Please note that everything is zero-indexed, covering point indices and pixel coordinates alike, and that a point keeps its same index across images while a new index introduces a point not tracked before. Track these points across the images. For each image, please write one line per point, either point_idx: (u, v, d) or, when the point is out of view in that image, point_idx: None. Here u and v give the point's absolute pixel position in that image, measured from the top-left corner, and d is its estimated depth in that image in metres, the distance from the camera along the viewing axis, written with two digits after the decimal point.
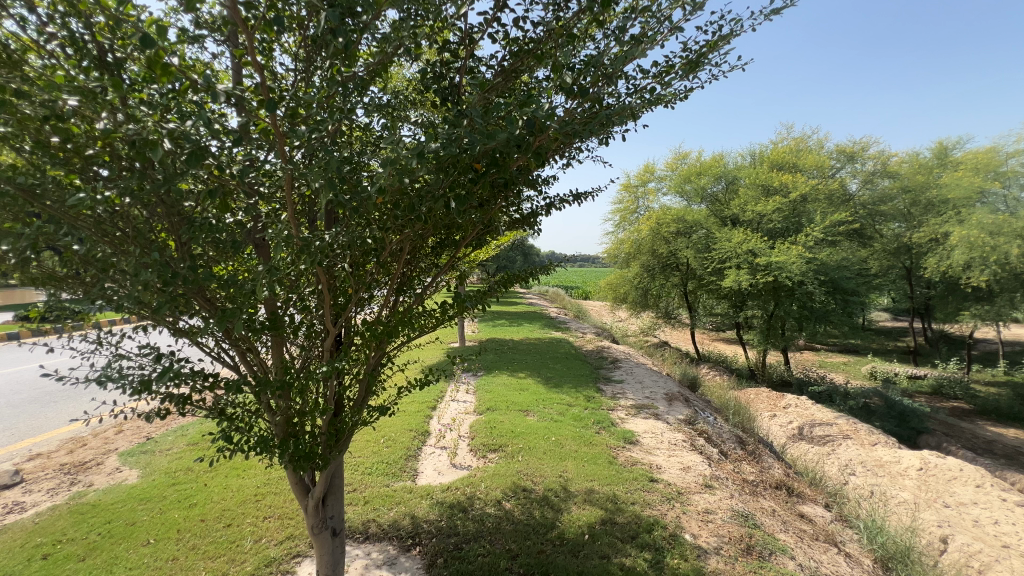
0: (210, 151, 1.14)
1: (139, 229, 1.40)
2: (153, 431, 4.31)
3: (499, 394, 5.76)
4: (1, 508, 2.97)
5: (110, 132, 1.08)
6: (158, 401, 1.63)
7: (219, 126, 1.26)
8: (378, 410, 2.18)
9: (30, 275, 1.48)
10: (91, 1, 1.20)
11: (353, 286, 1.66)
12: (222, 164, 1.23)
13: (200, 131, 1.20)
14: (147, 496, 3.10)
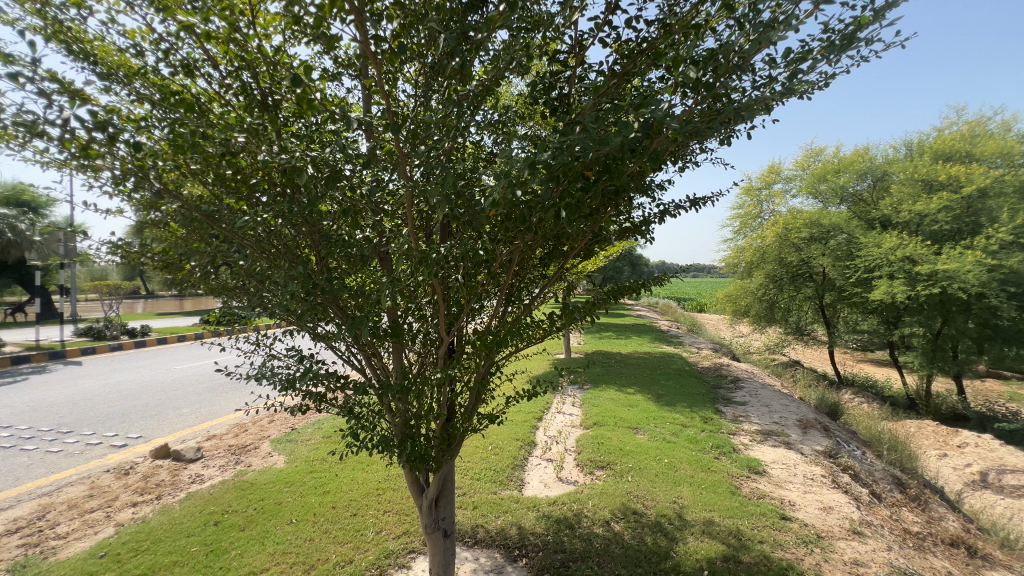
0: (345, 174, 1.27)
1: (290, 247, 1.61)
2: (297, 423, 4.93)
3: (606, 409, 5.58)
4: (187, 478, 3.61)
5: (268, 162, 1.26)
6: (301, 397, 1.85)
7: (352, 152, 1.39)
8: (487, 418, 2.22)
9: (209, 286, 1.77)
10: (258, 54, 1.40)
11: (465, 296, 1.72)
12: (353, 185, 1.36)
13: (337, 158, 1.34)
14: (291, 480, 3.53)
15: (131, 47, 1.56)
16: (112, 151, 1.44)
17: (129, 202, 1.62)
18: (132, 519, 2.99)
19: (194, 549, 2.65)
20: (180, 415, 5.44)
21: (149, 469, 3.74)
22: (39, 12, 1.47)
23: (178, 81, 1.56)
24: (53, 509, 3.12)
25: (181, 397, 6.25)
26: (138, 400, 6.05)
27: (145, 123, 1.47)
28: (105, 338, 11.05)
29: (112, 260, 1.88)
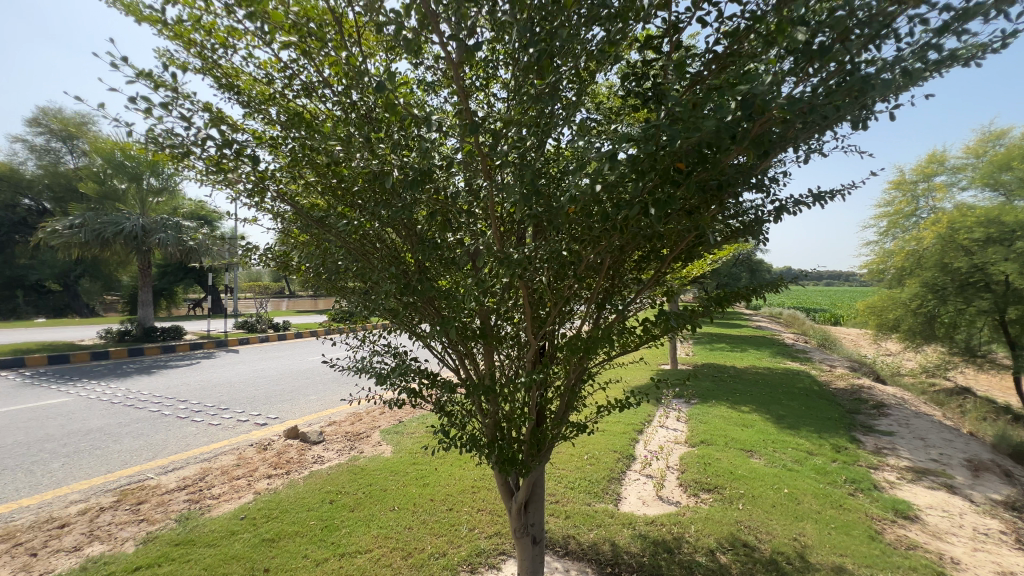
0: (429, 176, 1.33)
1: (390, 251, 1.73)
2: (404, 416, 5.29)
3: (715, 428, 5.13)
4: (311, 458, 4.06)
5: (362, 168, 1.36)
6: (399, 392, 1.97)
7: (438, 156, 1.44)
8: (578, 427, 2.15)
9: (323, 285, 1.98)
10: (359, 71, 1.50)
11: (552, 299, 1.68)
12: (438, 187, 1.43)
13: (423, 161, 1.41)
14: (396, 469, 3.79)
15: (265, 77, 1.79)
16: (240, 166, 1.67)
17: (262, 212, 1.88)
18: (267, 489, 3.44)
19: (312, 522, 2.96)
20: (309, 401, 6.16)
21: (282, 447, 4.28)
22: (199, 53, 1.75)
23: (300, 103, 1.75)
24: (210, 473, 3.71)
25: (311, 385, 7.07)
26: (278, 386, 6.98)
27: (270, 141, 1.67)
28: (257, 331, 12.97)
29: (258, 262, 2.20)
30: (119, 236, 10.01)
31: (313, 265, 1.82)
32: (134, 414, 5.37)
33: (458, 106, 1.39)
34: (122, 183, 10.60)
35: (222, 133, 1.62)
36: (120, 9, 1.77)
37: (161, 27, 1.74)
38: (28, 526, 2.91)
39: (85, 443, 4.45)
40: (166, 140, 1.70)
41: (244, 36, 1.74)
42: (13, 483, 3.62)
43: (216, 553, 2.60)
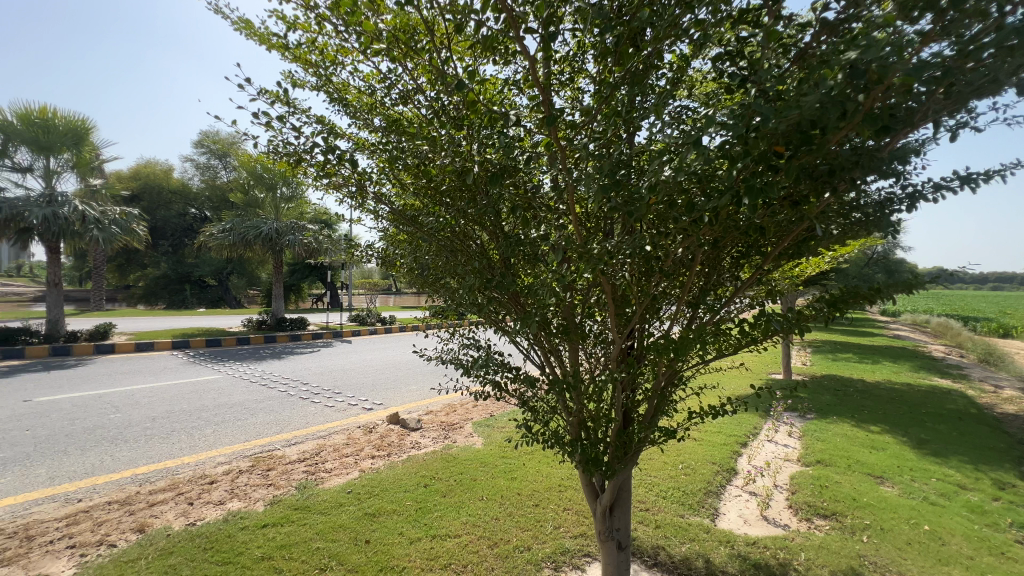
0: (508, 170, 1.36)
1: (478, 248, 1.80)
2: (495, 410, 5.44)
3: (834, 447, 4.55)
4: (409, 443, 4.35)
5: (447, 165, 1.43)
6: (484, 385, 2.05)
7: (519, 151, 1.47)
8: (668, 432, 2.04)
9: (417, 280, 2.12)
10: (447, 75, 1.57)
11: (638, 296, 1.62)
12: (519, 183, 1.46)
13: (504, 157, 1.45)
14: (485, 461, 3.91)
15: (367, 87, 1.95)
16: (341, 169, 1.84)
17: (364, 213, 2.06)
18: (370, 468, 3.75)
19: (407, 503, 3.17)
20: (409, 390, 6.61)
21: (385, 431, 4.65)
22: (313, 71, 1.96)
23: (397, 110, 1.88)
24: (324, 449, 4.15)
25: (411, 376, 7.58)
26: (383, 375, 7.59)
27: (368, 146, 1.82)
28: (367, 324, 14.23)
29: (364, 259, 2.43)
30: (259, 239, 11.62)
31: (408, 261, 1.96)
32: (267, 393, 6.19)
33: (537, 98, 1.40)
34: (262, 193, 12.29)
35: (326, 140, 1.80)
36: (253, 40, 2.06)
37: (285, 51, 1.99)
38: (187, 479, 3.50)
39: (230, 415, 5.23)
40: (282, 148, 1.94)
41: (351, 52, 1.91)
42: (178, 443, 4.37)
43: (326, 521, 2.90)
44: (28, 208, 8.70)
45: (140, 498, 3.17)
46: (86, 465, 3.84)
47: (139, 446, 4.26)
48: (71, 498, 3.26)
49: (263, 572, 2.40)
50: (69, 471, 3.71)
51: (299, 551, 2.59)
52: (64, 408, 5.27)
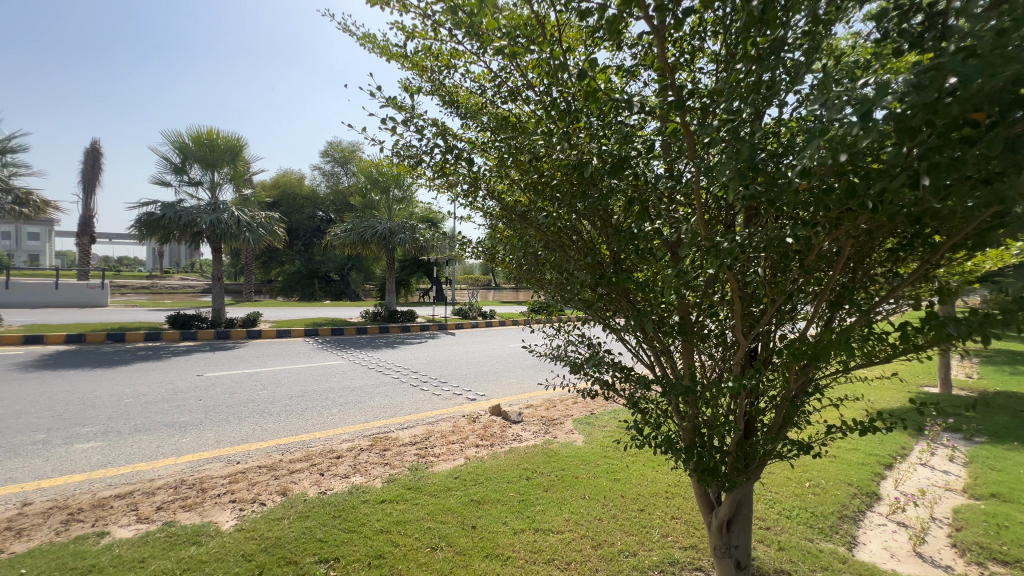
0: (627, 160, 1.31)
1: (586, 243, 1.78)
2: (596, 408, 5.34)
3: (1015, 478, 3.75)
4: (511, 435, 4.45)
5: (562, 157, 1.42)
6: (591, 383, 2.01)
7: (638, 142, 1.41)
8: (798, 446, 1.83)
9: (522, 277, 2.14)
10: (560, 67, 1.54)
11: (769, 295, 1.46)
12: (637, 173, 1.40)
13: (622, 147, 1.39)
14: (587, 459, 3.86)
15: (478, 89, 2.00)
16: (457, 168, 1.91)
17: (475, 211, 2.12)
18: (475, 456, 3.91)
19: (511, 493, 3.24)
20: (510, 383, 6.76)
21: (487, 422, 4.81)
22: (428, 77, 2.06)
23: (506, 108, 1.90)
24: (433, 435, 4.41)
25: (512, 369, 7.75)
26: (485, 367, 7.87)
27: (482, 146, 1.86)
28: (469, 318, 14.88)
29: (473, 257, 2.52)
30: (375, 238, 12.69)
31: (515, 256, 1.98)
32: (383, 379, 6.75)
33: (661, 81, 1.33)
34: (377, 196, 13.41)
35: (444, 142, 1.87)
36: (376, 52, 2.23)
37: (403, 60, 2.12)
38: (319, 452, 3.94)
39: (352, 397, 5.79)
40: (402, 151, 2.06)
41: (463, 55, 1.97)
42: (311, 419, 4.94)
43: (436, 503, 3.07)
44: (200, 216, 10.43)
45: (283, 465, 3.64)
46: (242, 432, 4.50)
47: (281, 420, 4.90)
48: (232, 460, 3.85)
49: (383, 543, 2.62)
50: (230, 437, 4.38)
51: (412, 528, 2.78)
52: (225, 383, 6.25)
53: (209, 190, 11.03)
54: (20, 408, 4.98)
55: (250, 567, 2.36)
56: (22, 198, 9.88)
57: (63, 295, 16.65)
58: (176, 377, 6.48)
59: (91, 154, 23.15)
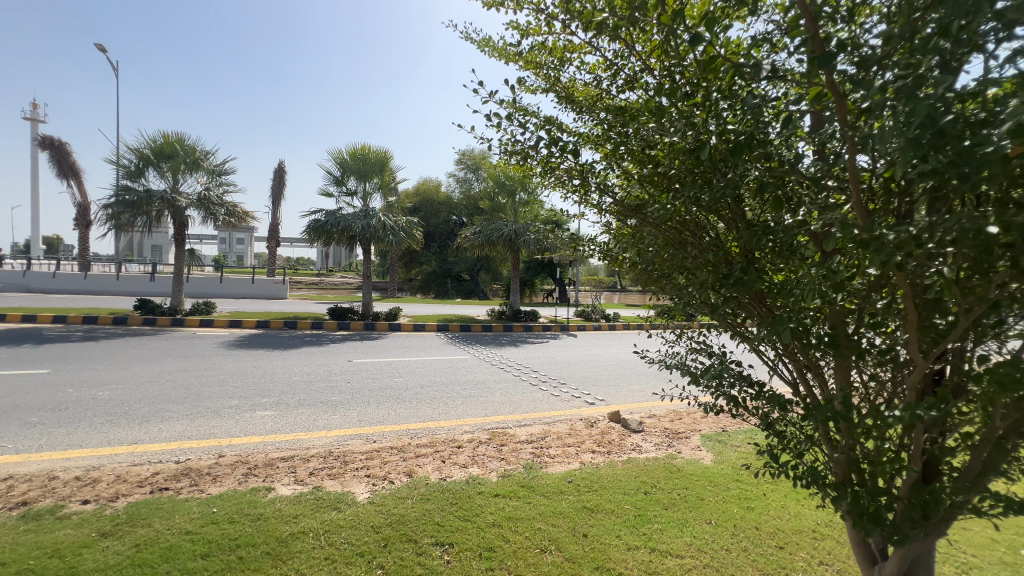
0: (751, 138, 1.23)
1: (714, 241, 1.64)
2: (729, 425, 4.82)
3: None
4: (630, 445, 4.23)
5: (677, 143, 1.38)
6: (715, 396, 1.84)
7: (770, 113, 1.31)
8: (1008, 504, 1.39)
9: (642, 277, 2.05)
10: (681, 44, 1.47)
11: (960, 305, 1.14)
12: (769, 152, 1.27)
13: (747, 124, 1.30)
14: (715, 480, 3.49)
15: (592, 79, 2.04)
16: (561, 161, 2.03)
17: (588, 209, 2.15)
18: (590, 462, 3.80)
19: (626, 506, 3.07)
20: (632, 390, 6.47)
21: (605, 428, 4.66)
22: (542, 71, 2.17)
23: (621, 96, 1.89)
24: (549, 435, 4.41)
25: (634, 375, 7.42)
26: (606, 371, 7.66)
27: (591, 138, 1.89)
28: (592, 320, 14.67)
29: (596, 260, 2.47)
30: (502, 239, 13.25)
31: (633, 256, 1.91)
32: (504, 376, 6.99)
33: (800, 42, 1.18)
34: (504, 199, 13.98)
35: (547, 133, 2.00)
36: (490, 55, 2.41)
37: (519, 59, 2.26)
38: (442, 440, 4.20)
39: (475, 391, 6.08)
40: (509, 147, 2.16)
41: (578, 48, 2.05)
42: (438, 408, 5.31)
43: (547, 505, 3.04)
44: (354, 221, 11.97)
45: (411, 448, 3.96)
46: (380, 415, 5.01)
47: (412, 406, 5.35)
48: (370, 438, 4.30)
49: (494, 537, 2.67)
50: (370, 417, 4.91)
51: (523, 526, 2.79)
52: (370, 369, 7.06)
53: (362, 199, 12.59)
54: (223, 378, 6.21)
55: (377, 538, 2.59)
56: (232, 210, 12.37)
57: (258, 289, 20.50)
58: (332, 361, 7.51)
59: (278, 173, 28.11)
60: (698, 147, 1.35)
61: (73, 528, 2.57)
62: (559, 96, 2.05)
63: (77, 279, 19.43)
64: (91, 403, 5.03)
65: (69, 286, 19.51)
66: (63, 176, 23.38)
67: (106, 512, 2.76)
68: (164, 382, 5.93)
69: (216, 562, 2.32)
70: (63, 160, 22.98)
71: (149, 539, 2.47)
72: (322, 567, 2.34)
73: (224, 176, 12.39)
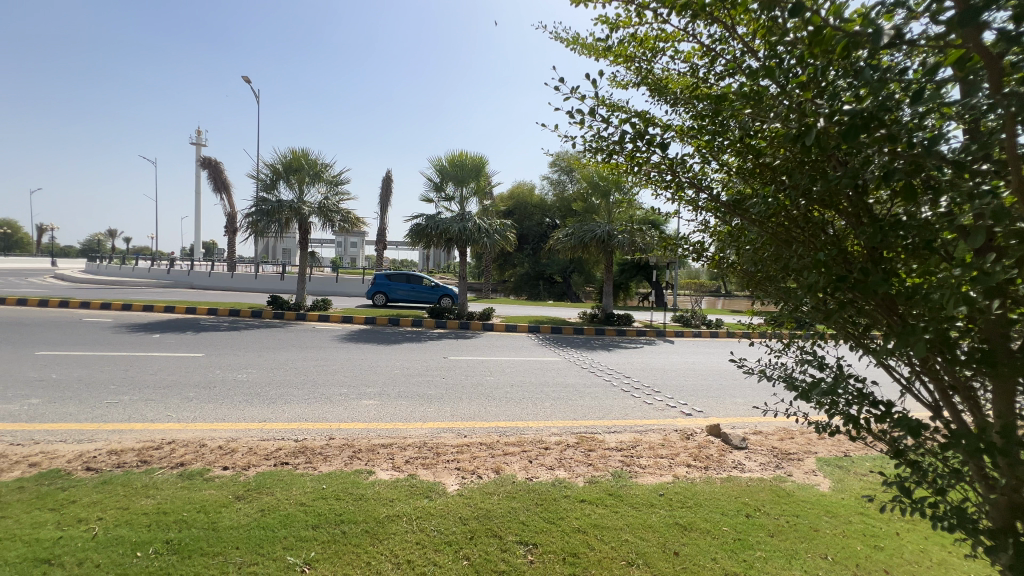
0: (876, 119, 1.12)
1: (830, 239, 1.48)
2: (852, 450, 4.24)
3: None
4: (731, 462, 3.91)
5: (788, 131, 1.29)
6: (830, 414, 1.64)
7: (899, 88, 1.17)
8: None
9: (745, 280, 1.90)
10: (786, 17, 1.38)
11: None
12: (900, 133, 1.14)
13: (871, 101, 1.18)
14: (832, 511, 3.09)
15: (688, 68, 2.00)
16: (650, 156, 2.01)
17: (682, 206, 2.09)
18: (685, 476, 3.57)
19: (724, 528, 2.83)
20: (734, 403, 5.98)
21: (703, 441, 4.35)
22: (633, 64, 2.16)
23: (720, 84, 1.82)
24: (640, 444, 4.23)
25: (738, 387, 6.85)
26: (706, 381, 7.17)
27: (684, 131, 1.84)
28: (690, 326, 13.84)
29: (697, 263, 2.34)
30: (594, 241, 13.07)
31: (734, 257, 1.79)
32: (595, 380, 6.86)
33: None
34: (598, 200, 13.77)
35: (635, 128, 1.99)
36: (577, 53, 2.44)
37: (608, 53, 2.26)
38: (530, 440, 4.23)
39: (564, 393, 6.05)
40: (593, 144, 2.16)
41: (672, 38, 2.03)
42: (526, 408, 5.38)
43: (636, 516, 2.92)
44: (452, 225, 12.58)
45: (499, 445, 4.05)
46: (472, 411, 5.20)
47: (502, 405, 5.47)
48: (461, 433, 4.47)
49: (579, 543, 2.62)
50: (462, 413, 5.12)
51: (609, 536, 2.71)
52: (463, 367, 7.36)
53: (459, 203, 13.17)
54: (336, 368, 6.87)
55: (464, 530, 2.68)
56: (346, 217, 13.66)
57: (367, 288, 22.40)
58: (429, 357, 7.95)
59: (386, 182, 30.50)
60: (806, 132, 1.24)
61: (215, 489, 3.01)
62: (650, 89, 2.04)
63: (225, 279, 22.81)
64: (233, 384, 5.87)
65: (220, 284, 22.94)
66: (218, 191, 27.61)
67: (240, 478, 3.19)
68: (289, 369, 6.72)
69: (323, 534, 2.57)
70: (217, 177, 27.10)
71: (272, 506, 2.81)
72: (413, 550, 2.48)
73: (341, 186, 13.74)
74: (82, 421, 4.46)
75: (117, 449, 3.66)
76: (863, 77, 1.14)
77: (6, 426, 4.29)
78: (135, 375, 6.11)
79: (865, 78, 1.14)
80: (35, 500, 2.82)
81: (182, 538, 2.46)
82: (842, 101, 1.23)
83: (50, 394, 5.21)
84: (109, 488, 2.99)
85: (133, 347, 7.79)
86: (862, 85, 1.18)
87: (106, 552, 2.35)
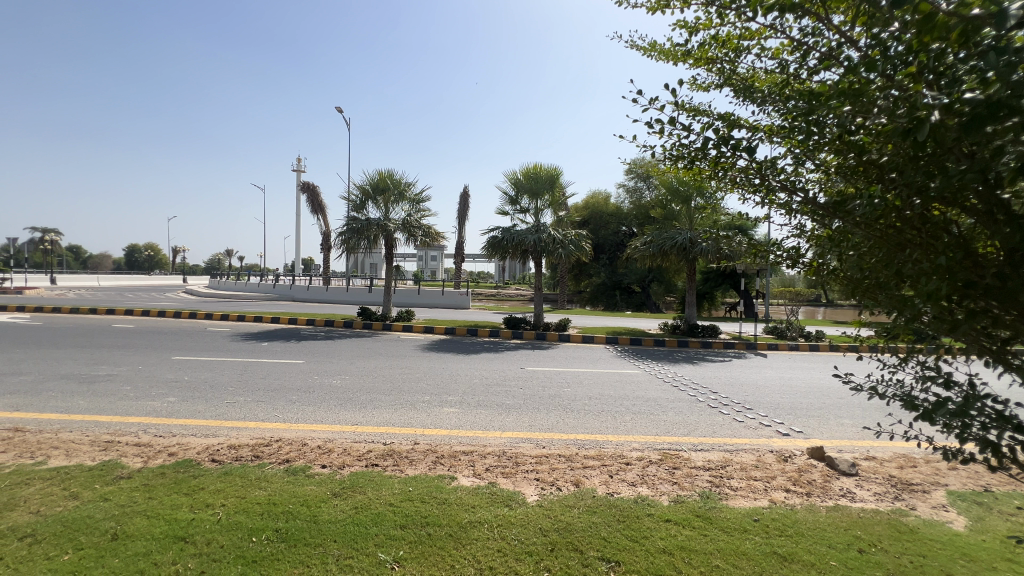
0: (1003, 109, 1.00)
1: (955, 239, 1.34)
2: (995, 484, 3.63)
3: None
4: (838, 489, 3.52)
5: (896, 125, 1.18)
6: (961, 438, 1.45)
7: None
8: None
9: (849, 288, 1.73)
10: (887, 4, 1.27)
11: None
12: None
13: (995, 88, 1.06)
14: (970, 554, 2.66)
15: (777, 65, 1.92)
16: (736, 161, 1.92)
17: (774, 210, 1.98)
18: (783, 502, 3.28)
19: (831, 562, 2.56)
20: (841, 423, 5.40)
21: (804, 465, 3.98)
22: (715, 66, 2.11)
23: (816, 78, 1.72)
24: (730, 464, 3.96)
25: (844, 406, 6.17)
26: (806, 398, 6.54)
27: (777, 131, 1.77)
28: (786, 338, 12.76)
29: (796, 271, 2.19)
30: (675, 249, 12.58)
31: (837, 261, 1.65)
32: (678, 394, 6.57)
33: None
34: (677, 207, 13.24)
35: (718, 133, 1.93)
36: (654, 60, 2.42)
37: (688, 58, 2.22)
38: (610, 455, 4.14)
39: (645, 407, 5.85)
40: (673, 152, 2.13)
41: (757, 35, 1.96)
42: (606, 421, 5.26)
43: (728, 541, 2.73)
44: (528, 236, 12.75)
45: (578, 458, 4.00)
46: (550, 422, 5.19)
47: (580, 417, 5.40)
48: (540, 444, 4.49)
49: (665, 564, 2.51)
50: (540, 423, 5.13)
51: (698, 560, 2.56)
52: (542, 377, 7.40)
53: (534, 214, 13.35)
54: (420, 376, 7.22)
55: (544, 541, 2.68)
56: (428, 232, 14.35)
57: (447, 300, 23.31)
58: (508, 367, 8.10)
59: (464, 198, 31.95)
60: (916, 127, 1.13)
61: (316, 486, 3.28)
62: (736, 90, 1.98)
63: (322, 292, 24.99)
64: (329, 389, 6.38)
65: (318, 297, 25.16)
66: (315, 212, 30.47)
67: (336, 476, 3.45)
68: (377, 376, 7.16)
69: (410, 534, 2.69)
70: (315, 199, 29.84)
71: (364, 504, 3.01)
72: (494, 557, 2.52)
73: (422, 204, 14.51)
74: (208, 418, 5.09)
75: (235, 444, 4.12)
76: (987, 60, 1.04)
77: (150, 420, 5.01)
78: (249, 379, 6.87)
79: (989, 62, 1.02)
80: (173, 484, 3.26)
81: (289, 528, 2.72)
82: (963, 88, 1.11)
83: (184, 394, 6.01)
84: (230, 478, 3.38)
85: (247, 354, 8.78)
86: (988, 72, 1.06)
87: (228, 535, 2.65)
